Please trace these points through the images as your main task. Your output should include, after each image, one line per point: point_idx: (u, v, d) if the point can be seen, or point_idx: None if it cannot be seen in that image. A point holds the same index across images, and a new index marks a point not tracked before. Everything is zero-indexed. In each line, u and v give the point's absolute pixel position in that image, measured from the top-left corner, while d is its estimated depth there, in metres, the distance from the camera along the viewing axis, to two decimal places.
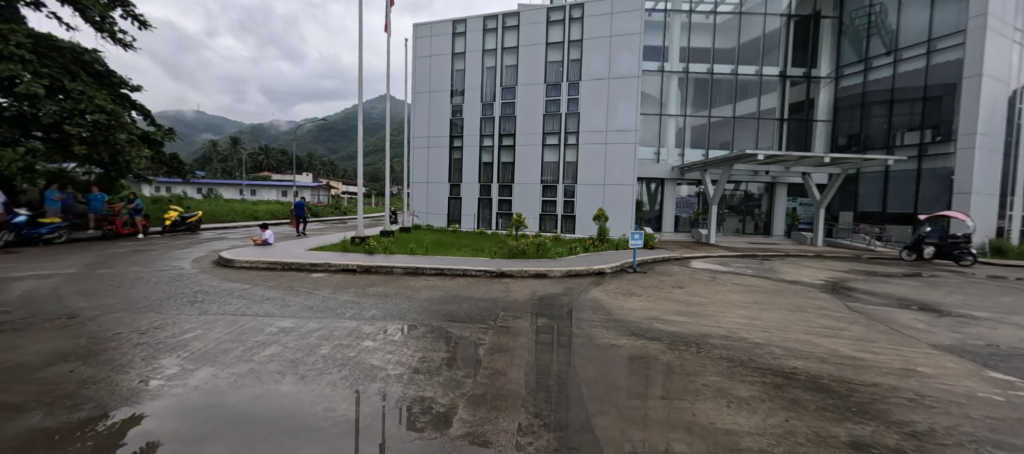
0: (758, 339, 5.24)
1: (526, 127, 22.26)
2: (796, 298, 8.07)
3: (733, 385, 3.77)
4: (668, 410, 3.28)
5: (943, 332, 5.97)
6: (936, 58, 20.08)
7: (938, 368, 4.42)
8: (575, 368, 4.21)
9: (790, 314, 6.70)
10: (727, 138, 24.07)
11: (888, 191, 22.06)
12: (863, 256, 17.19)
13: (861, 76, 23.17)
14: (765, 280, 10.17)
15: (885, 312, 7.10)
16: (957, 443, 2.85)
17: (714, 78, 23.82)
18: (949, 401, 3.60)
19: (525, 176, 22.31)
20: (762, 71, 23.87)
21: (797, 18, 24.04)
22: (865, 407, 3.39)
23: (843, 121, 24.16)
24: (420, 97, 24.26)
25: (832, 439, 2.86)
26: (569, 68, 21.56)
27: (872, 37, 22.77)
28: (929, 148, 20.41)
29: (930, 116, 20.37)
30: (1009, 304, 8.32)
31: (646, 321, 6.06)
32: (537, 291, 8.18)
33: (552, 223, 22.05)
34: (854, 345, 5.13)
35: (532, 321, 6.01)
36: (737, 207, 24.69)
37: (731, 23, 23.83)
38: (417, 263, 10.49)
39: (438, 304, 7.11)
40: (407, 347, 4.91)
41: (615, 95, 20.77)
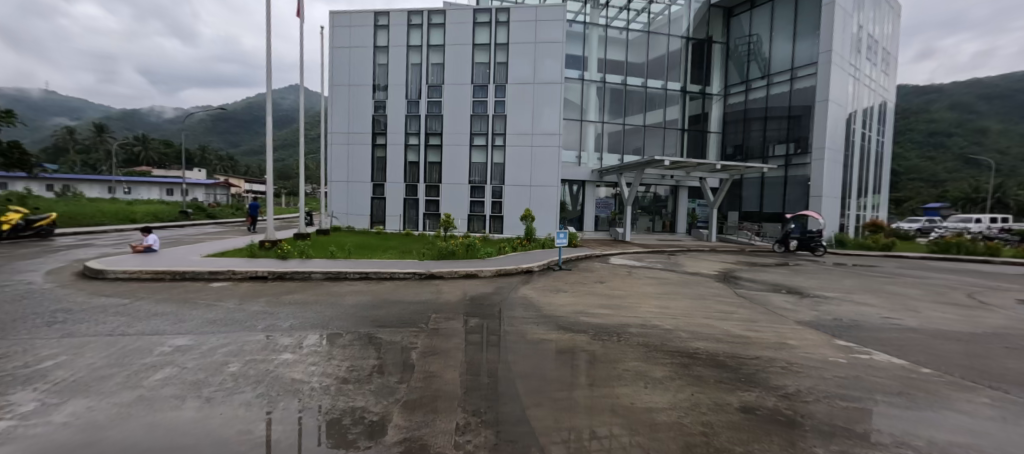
0: (668, 326, 5.90)
1: (453, 127, 22.09)
2: (698, 287, 9.17)
3: (649, 368, 4.23)
4: (595, 397, 3.58)
5: (805, 310, 7.25)
6: (797, 84, 24.01)
7: (802, 340, 5.39)
8: (509, 364, 4.37)
9: (692, 302, 7.63)
10: (639, 144, 26.17)
11: (763, 194, 25.78)
12: (745, 250, 19.92)
13: (744, 95, 26.78)
14: (670, 273, 11.37)
15: (765, 297, 8.37)
16: (814, 399, 3.55)
17: (627, 89, 25.77)
18: (811, 366, 4.42)
19: (452, 177, 22.12)
20: (667, 86, 26.40)
21: (694, 41, 26.96)
22: (750, 377, 4.03)
23: (730, 133, 27.54)
24: (337, 90, 22.73)
25: (727, 405, 3.39)
26: (495, 70, 21.84)
27: (751, 62, 26.43)
28: (793, 159, 24.28)
29: (793, 131, 24.23)
30: (850, 285, 10.34)
31: (573, 315, 6.46)
32: (467, 292, 8.27)
33: (480, 223, 22.09)
34: (743, 325, 6.02)
35: (464, 322, 6.07)
36: (648, 207, 26.97)
37: (641, 40, 25.96)
38: (339, 267, 9.91)
39: (364, 310, 6.82)
40: (331, 357, 4.69)
41: (540, 100, 21.56)
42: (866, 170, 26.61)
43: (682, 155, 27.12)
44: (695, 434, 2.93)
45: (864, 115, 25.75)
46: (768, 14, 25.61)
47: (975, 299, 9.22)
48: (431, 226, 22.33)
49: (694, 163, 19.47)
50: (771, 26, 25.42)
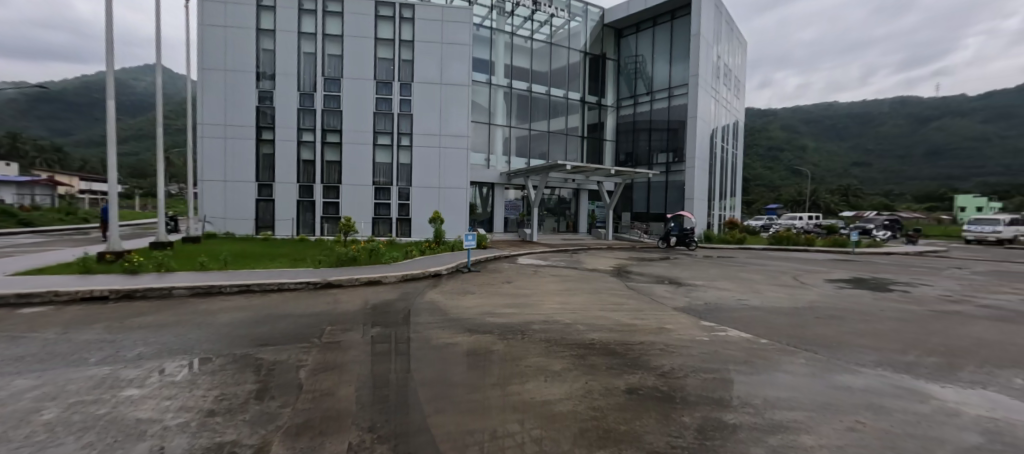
0: (567, 320, 6.32)
1: (353, 124, 20.92)
2: (595, 283, 9.96)
3: (549, 362, 4.51)
4: (500, 397, 3.66)
5: (681, 298, 8.32)
6: (674, 101, 27.21)
7: (677, 324, 6.18)
8: (413, 373, 4.30)
9: (590, 296, 8.27)
10: (544, 149, 27.37)
11: (649, 197, 28.71)
12: (636, 246, 22.02)
13: (633, 108, 29.62)
14: (569, 270, 12.18)
15: (650, 288, 9.41)
16: (684, 374, 4.12)
17: (532, 96, 26.85)
18: (683, 345, 5.09)
19: (354, 177, 20.91)
20: (568, 95, 28.11)
21: (590, 55, 29.05)
22: (636, 360, 4.53)
23: (623, 142, 30.20)
24: (209, 75, 20.03)
25: (615, 388, 3.78)
26: (399, 68, 21.31)
27: (638, 79, 29.41)
28: (672, 167, 27.40)
29: (671, 142, 27.40)
30: (715, 274, 12.13)
31: (480, 316, 6.60)
32: (368, 299, 7.95)
33: (386, 226, 21.17)
34: (631, 314, 6.70)
35: (364, 332, 5.83)
36: (553, 209, 28.21)
37: (544, 50, 27.24)
38: (210, 281, 8.85)
39: (244, 328, 6.15)
40: (195, 387, 4.07)
41: (446, 100, 21.70)
42: (726, 177, 31.37)
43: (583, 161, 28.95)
44: (589, 417, 3.18)
45: (722, 132, 30.26)
46: (651, 37, 28.75)
47: (799, 280, 11.49)
48: (331, 230, 20.88)
49: (593, 167, 21.02)
50: (653, 48, 28.58)
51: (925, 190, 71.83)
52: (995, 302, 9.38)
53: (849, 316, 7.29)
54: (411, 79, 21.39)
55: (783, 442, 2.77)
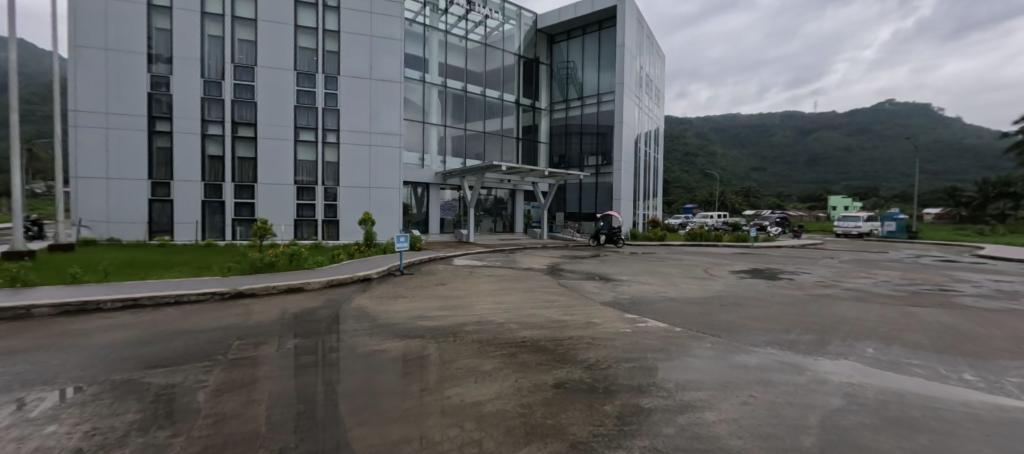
0: (500, 319, 6.40)
1: (272, 118, 19.49)
2: (528, 281, 10.20)
3: (480, 363, 4.51)
4: (432, 401, 3.50)
5: (608, 293, 8.80)
6: (602, 107, 28.75)
7: (604, 318, 6.51)
8: (338, 385, 3.86)
9: (523, 295, 8.45)
10: (479, 149, 27.41)
11: (581, 198, 29.79)
12: (568, 245, 22.84)
13: (565, 112, 30.81)
14: (502, 269, 12.35)
15: (580, 284, 9.84)
16: (606, 365, 4.36)
17: (467, 96, 26.79)
18: (608, 338, 5.39)
19: (272, 176, 19.46)
20: (503, 97, 28.43)
21: (524, 59, 29.65)
22: (564, 355, 4.71)
23: (556, 144, 31.19)
24: (82, 52, 17.35)
25: (545, 383, 3.87)
26: (324, 59, 20.28)
27: (570, 84, 30.70)
28: (601, 169, 28.78)
29: (600, 146, 28.85)
30: (638, 269, 13.01)
31: (411, 320, 6.46)
32: (288, 309, 7.41)
33: (310, 229, 20.03)
34: (562, 311, 6.93)
35: (280, 345, 5.24)
36: (489, 209, 28.38)
37: (478, 51, 27.29)
38: (87, 295, 7.67)
39: (127, 349, 5.21)
40: (52, 423, 3.14)
41: (376, 96, 21.13)
42: (647, 179, 33.75)
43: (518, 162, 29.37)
44: (517, 402, 3.48)
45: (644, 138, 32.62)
46: (580, 45, 30.22)
47: (708, 272, 12.69)
48: (244, 233, 19.23)
49: (527, 168, 21.58)
50: (582, 55, 29.90)
51: (811, 193, 82.47)
52: (857, 285, 11.13)
53: (749, 303, 8.22)
54: (337, 72, 20.47)
55: (690, 421, 3.07)
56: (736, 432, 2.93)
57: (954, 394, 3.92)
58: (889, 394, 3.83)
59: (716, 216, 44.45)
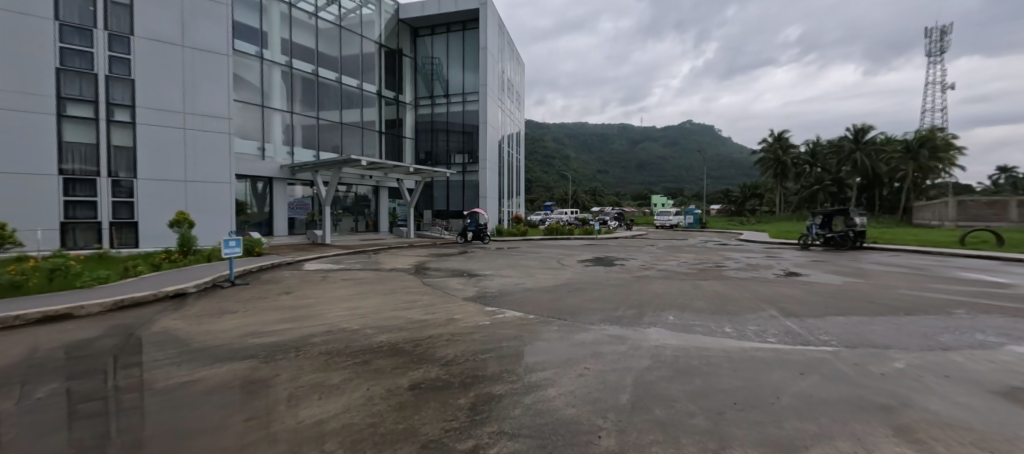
0: (353, 326, 5.98)
1: (16, 82, 14.59)
2: (389, 282, 9.84)
3: (327, 375, 4.05)
4: (264, 429, 3.01)
5: (471, 287, 9.07)
6: (468, 107, 30.02)
7: (464, 313, 6.67)
8: (125, 433, 3.03)
9: (382, 297, 8.11)
10: (336, 142, 25.16)
11: (449, 195, 30.61)
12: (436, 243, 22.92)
13: (431, 108, 30.95)
14: (360, 272, 11.64)
15: (444, 281, 9.90)
16: (464, 361, 4.42)
17: (319, 82, 24.23)
18: (466, 333, 5.52)
19: (11, 162, 14.52)
20: (363, 86, 26.65)
21: (386, 48, 28.47)
22: (422, 355, 4.62)
23: (423, 141, 31.08)
24: None
25: (398, 389, 3.67)
26: (108, 12, 16.06)
27: (435, 81, 30.97)
28: (468, 167, 30.00)
29: (467, 145, 30.02)
30: (498, 263, 13.69)
31: (241, 339, 5.55)
32: (42, 346, 5.53)
33: (88, 237, 15.67)
34: (423, 310, 6.86)
35: (30, 395, 3.86)
36: (350, 207, 26.61)
37: (332, 32, 24.91)
38: None
39: None
40: None
41: (192, 69, 17.93)
42: (509, 178, 35.73)
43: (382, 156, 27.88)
44: (359, 415, 3.18)
45: (507, 138, 34.93)
46: (444, 43, 30.85)
47: (561, 262, 13.96)
48: None
49: (389, 164, 21.03)
50: (447, 55, 30.81)
51: (641, 193, 97.49)
52: (667, 266, 13.66)
53: (591, 287, 9.37)
54: (127, 30, 16.43)
55: (535, 400, 3.50)
56: (578, 412, 3.28)
57: (719, 343, 5.49)
58: (680, 350, 5.14)
59: (567, 212, 49.63)
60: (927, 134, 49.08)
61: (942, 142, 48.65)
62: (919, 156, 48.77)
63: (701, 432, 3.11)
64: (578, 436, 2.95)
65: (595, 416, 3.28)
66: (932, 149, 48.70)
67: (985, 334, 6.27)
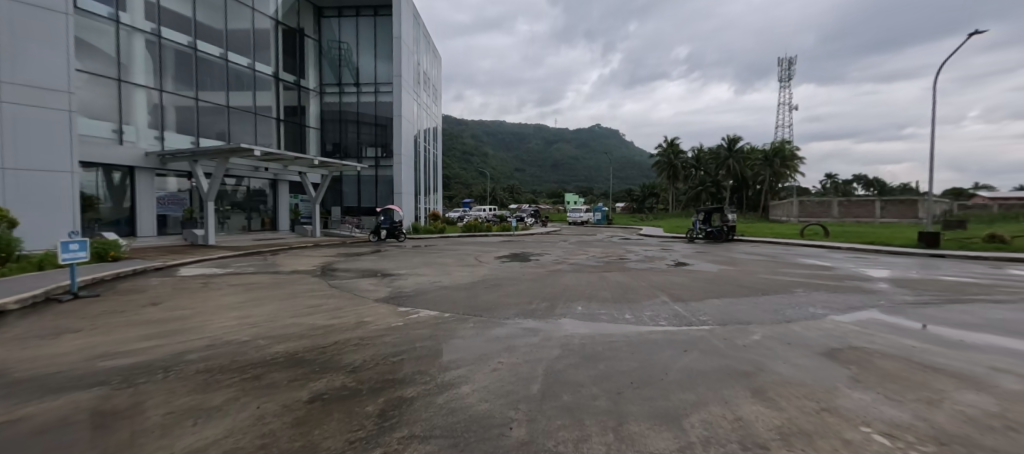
0: (242, 338, 5.27)
1: None
2: (288, 287, 8.96)
3: (206, 397, 3.43)
4: None
5: (382, 288, 8.66)
6: (380, 98, 28.74)
7: (375, 315, 6.33)
8: None
9: (280, 303, 7.35)
10: (221, 128, 22.30)
11: (360, 191, 29.12)
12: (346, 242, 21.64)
13: (338, 96, 29.04)
14: (255, 276, 10.44)
15: (353, 283, 9.31)
16: (373, 366, 4.18)
17: (198, 57, 21.26)
18: (376, 336, 5.24)
19: None
20: (255, 66, 24.01)
21: (283, 26, 25.93)
22: (325, 364, 4.25)
23: (329, 131, 29.12)
24: None
25: (295, 403, 3.32)
26: None
27: (343, 67, 29.06)
28: (381, 161, 28.77)
29: (379, 138, 28.77)
30: (412, 262, 13.27)
31: (87, 363, 4.49)
32: None
33: None
34: (328, 315, 6.37)
35: None
36: (241, 203, 24.06)
37: (215, 2, 22.02)
38: None
39: None
40: None
41: (13, 26, 14.45)
42: (426, 175, 34.92)
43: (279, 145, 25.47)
44: (247, 435, 2.82)
45: (424, 133, 34.16)
46: (353, 28, 29.05)
47: (478, 259, 13.95)
48: None
49: (289, 156, 19.35)
50: (357, 40, 29.01)
51: (554, 191, 101.84)
52: (577, 260, 14.37)
53: (507, 283, 9.50)
54: None
55: (448, 399, 3.43)
56: (492, 410, 3.25)
57: (620, 329, 5.93)
58: (588, 338, 5.43)
59: (485, 209, 50.07)
60: (779, 146, 58.38)
61: (789, 153, 58.05)
62: (773, 164, 58.10)
63: (604, 413, 3.33)
64: (491, 430, 2.95)
65: (507, 408, 3.32)
66: (783, 159, 58.03)
67: (817, 307, 7.68)
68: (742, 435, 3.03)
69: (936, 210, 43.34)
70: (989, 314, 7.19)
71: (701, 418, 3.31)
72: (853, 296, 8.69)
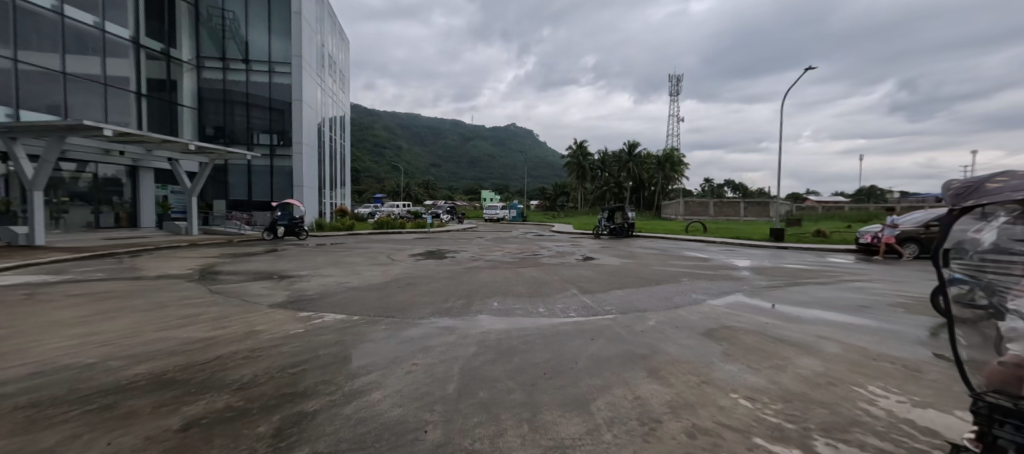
0: (89, 360, 4.32)
1: None
2: (156, 295, 7.61)
3: (33, 438, 2.73)
4: None
5: (278, 291, 7.79)
6: (275, 78, 26.01)
7: (269, 323, 5.65)
8: None
9: (143, 315, 6.19)
10: (56, 99, 18.22)
11: (251, 182, 26.15)
12: (234, 239, 19.28)
13: (221, 73, 25.62)
14: (111, 284, 8.69)
15: (242, 287, 8.24)
16: (266, 380, 3.71)
17: (16, 7, 16.76)
18: (270, 346, 4.68)
19: None
20: (105, 27, 20.03)
21: None
22: (205, 383, 3.66)
23: (209, 112, 25.62)
24: None
25: (163, 434, 2.78)
26: None
27: (227, 39, 25.57)
28: (277, 149, 26.12)
29: (275, 123, 26.10)
30: (316, 262, 12.17)
31: None
32: None
33: None
34: (208, 326, 5.52)
35: None
36: (87, 195, 20.37)
37: None
38: None
39: None
40: None
41: None
42: (332, 167, 32.49)
43: (140, 126, 21.83)
44: None
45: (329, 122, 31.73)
46: None
47: (391, 258, 13.32)
48: None
49: (156, 138, 16.64)
50: (246, 10, 25.48)
51: (470, 188, 101.64)
52: (493, 257, 14.45)
53: (421, 281, 9.16)
54: None
55: (356, 409, 3.14)
56: (404, 415, 3.06)
57: (534, 322, 6.03)
58: (503, 333, 5.42)
59: (398, 205, 48.24)
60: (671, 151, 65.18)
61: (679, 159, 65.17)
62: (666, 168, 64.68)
63: (518, 406, 3.32)
64: (404, 436, 2.76)
65: (421, 411, 3.13)
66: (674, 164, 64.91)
67: (700, 293, 8.65)
68: (644, 414, 3.24)
69: (785, 210, 52.10)
70: (821, 293, 8.77)
71: (607, 400, 3.48)
72: (727, 283, 9.97)
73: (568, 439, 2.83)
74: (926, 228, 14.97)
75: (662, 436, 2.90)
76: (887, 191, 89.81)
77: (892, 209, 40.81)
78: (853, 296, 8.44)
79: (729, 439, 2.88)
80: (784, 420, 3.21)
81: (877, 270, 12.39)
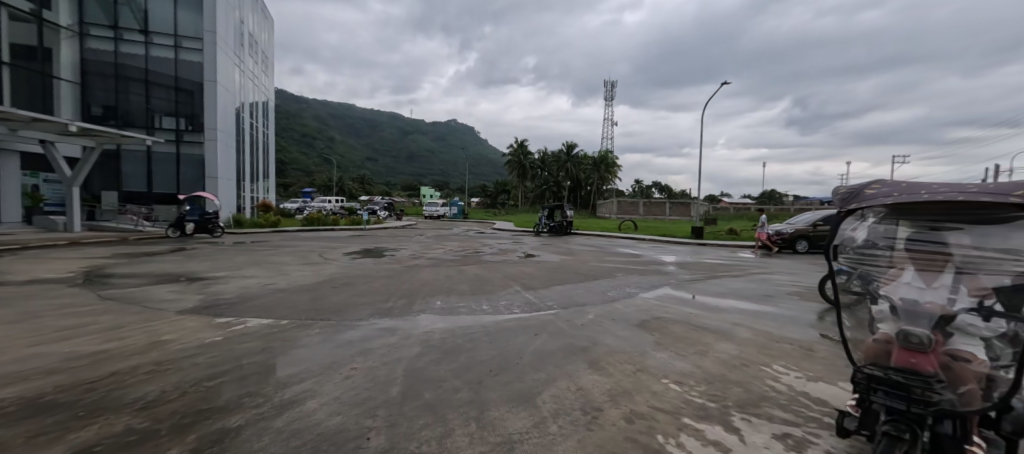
0: None
1: None
2: (29, 304, 6.42)
3: None
4: None
5: (189, 296, 6.94)
6: (182, 54, 23.35)
7: (178, 332, 5.00)
8: None
9: (10, 328, 5.17)
10: None
11: (152, 171, 23.29)
12: (128, 238, 16.96)
13: (112, 44, 22.36)
14: None
15: (143, 292, 7.23)
16: (176, 396, 3.25)
17: None
18: (182, 357, 4.13)
19: None
20: None
21: None
22: (97, 404, 3.13)
23: (96, 88, 22.30)
24: None
25: None
26: None
27: (120, 5, 22.31)
28: (184, 135, 23.51)
29: (182, 106, 23.49)
30: (236, 262, 11.06)
31: None
32: None
33: None
34: (98, 339, 4.74)
35: None
36: None
37: None
38: None
39: None
40: None
41: None
42: (253, 159, 29.89)
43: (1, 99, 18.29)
44: None
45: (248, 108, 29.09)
46: None
47: (323, 257, 12.49)
48: None
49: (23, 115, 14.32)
50: None
51: (408, 184, 98.82)
52: (434, 255, 14.08)
53: (355, 281, 8.64)
54: None
55: (289, 421, 2.84)
56: (344, 423, 2.82)
57: (477, 320, 5.91)
58: (447, 332, 5.25)
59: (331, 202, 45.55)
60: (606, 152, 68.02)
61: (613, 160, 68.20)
62: None
63: (466, 404, 3.20)
64: (345, 445, 2.53)
65: (363, 418, 2.90)
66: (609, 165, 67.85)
67: (633, 287, 9.04)
68: (588, 404, 3.27)
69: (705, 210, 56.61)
70: (735, 285, 9.56)
71: (551, 393, 3.47)
72: (656, 277, 10.54)
73: (517, 433, 2.77)
74: (814, 226, 16.99)
75: (603, 424, 2.93)
76: (786, 195, 101.27)
77: (791, 210, 45.94)
78: (761, 287, 9.31)
79: (665, 422, 2.98)
80: (708, 399, 3.40)
81: (780, 263, 13.83)
